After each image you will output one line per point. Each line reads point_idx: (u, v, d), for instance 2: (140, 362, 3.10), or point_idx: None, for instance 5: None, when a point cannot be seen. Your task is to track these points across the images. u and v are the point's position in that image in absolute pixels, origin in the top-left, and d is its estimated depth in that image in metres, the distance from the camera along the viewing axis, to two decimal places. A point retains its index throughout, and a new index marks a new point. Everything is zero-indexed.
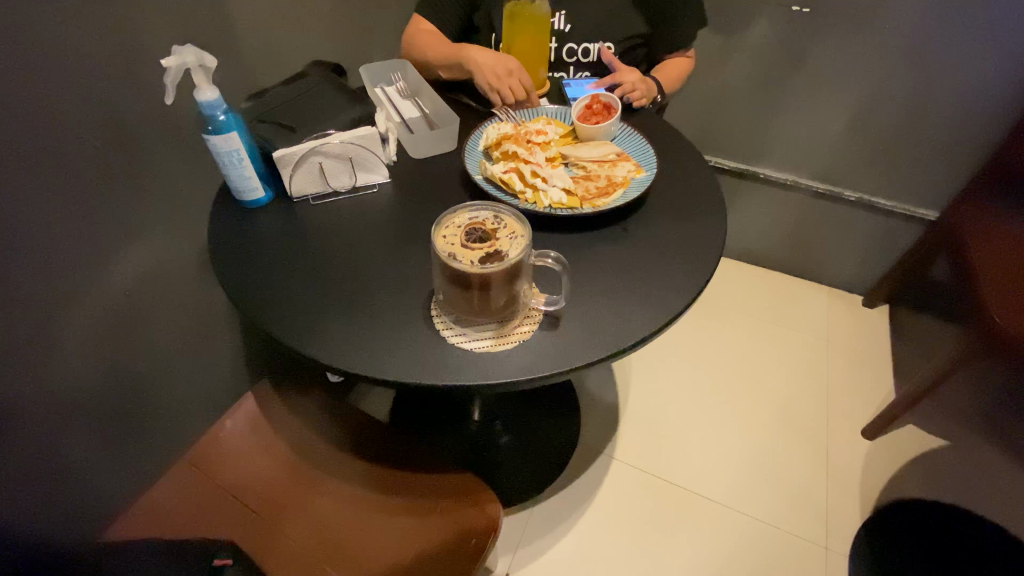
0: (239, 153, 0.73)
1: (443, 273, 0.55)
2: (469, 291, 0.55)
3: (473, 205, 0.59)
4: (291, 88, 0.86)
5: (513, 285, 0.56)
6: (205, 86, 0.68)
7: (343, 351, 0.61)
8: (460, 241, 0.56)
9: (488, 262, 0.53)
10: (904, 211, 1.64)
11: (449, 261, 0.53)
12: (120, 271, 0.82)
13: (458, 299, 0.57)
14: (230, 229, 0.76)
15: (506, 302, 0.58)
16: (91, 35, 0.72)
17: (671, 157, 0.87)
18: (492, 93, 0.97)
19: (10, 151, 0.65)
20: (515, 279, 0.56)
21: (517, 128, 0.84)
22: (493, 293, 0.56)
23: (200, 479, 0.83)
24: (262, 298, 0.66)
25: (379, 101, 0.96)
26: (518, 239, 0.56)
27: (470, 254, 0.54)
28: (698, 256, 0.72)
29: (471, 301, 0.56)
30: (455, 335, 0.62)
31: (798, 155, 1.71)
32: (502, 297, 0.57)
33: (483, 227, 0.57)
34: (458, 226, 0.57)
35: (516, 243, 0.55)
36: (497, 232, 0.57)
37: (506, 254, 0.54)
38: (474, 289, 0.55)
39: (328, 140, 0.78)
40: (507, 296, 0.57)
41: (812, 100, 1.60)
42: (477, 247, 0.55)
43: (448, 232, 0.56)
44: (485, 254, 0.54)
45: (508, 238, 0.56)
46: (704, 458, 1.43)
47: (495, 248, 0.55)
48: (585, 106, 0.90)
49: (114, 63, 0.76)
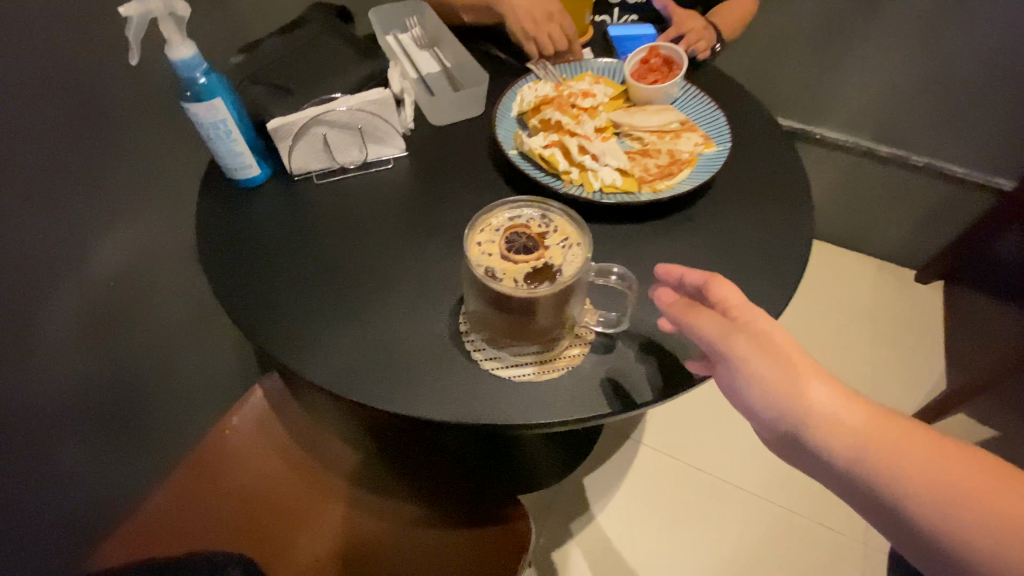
0: (226, 124, 0.60)
1: (477, 291, 0.44)
2: (509, 314, 0.44)
3: (514, 201, 0.47)
4: (288, 38, 0.71)
5: (566, 309, 0.45)
6: (178, 41, 0.55)
7: (356, 376, 0.52)
8: (499, 252, 0.44)
9: (537, 282, 0.42)
10: (976, 179, 1.46)
11: (486, 281, 0.42)
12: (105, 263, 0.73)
13: (494, 323, 0.46)
14: (222, 215, 0.65)
15: (554, 325, 0.47)
16: None
17: (742, 126, 0.72)
18: (527, 42, 0.81)
19: None
20: (569, 301, 0.45)
21: (558, 89, 0.69)
22: (540, 317, 0.44)
23: (204, 488, 0.75)
24: (259, 304, 0.57)
25: (393, 53, 0.81)
26: (574, 248, 0.44)
27: (514, 270, 0.43)
28: (778, 255, 0.59)
29: (511, 325, 0.46)
30: (490, 361, 0.52)
31: (861, 114, 1.51)
32: (550, 320, 0.46)
33: (528, 230, 0.45)
34: (496, 229, 0.46)
35: (573, 255, 0.43)
36: (547, 238, 0.45)
37: (559, 271, 0.43)
38: (516, 313, 0.44)
39: (333, 106, 0.65)
40: (556, 318, 0.46)
41: (887, 48, 1.38)
42: (522, 259, 0.43)
43: (484, 239, 0.45)
44: (533, 270, 0.43)
45: (561, 246, 0.44)
46: (736, 446, 1.35)
47: (545, 262, 0.43)
48: (641, 60, 0.75)
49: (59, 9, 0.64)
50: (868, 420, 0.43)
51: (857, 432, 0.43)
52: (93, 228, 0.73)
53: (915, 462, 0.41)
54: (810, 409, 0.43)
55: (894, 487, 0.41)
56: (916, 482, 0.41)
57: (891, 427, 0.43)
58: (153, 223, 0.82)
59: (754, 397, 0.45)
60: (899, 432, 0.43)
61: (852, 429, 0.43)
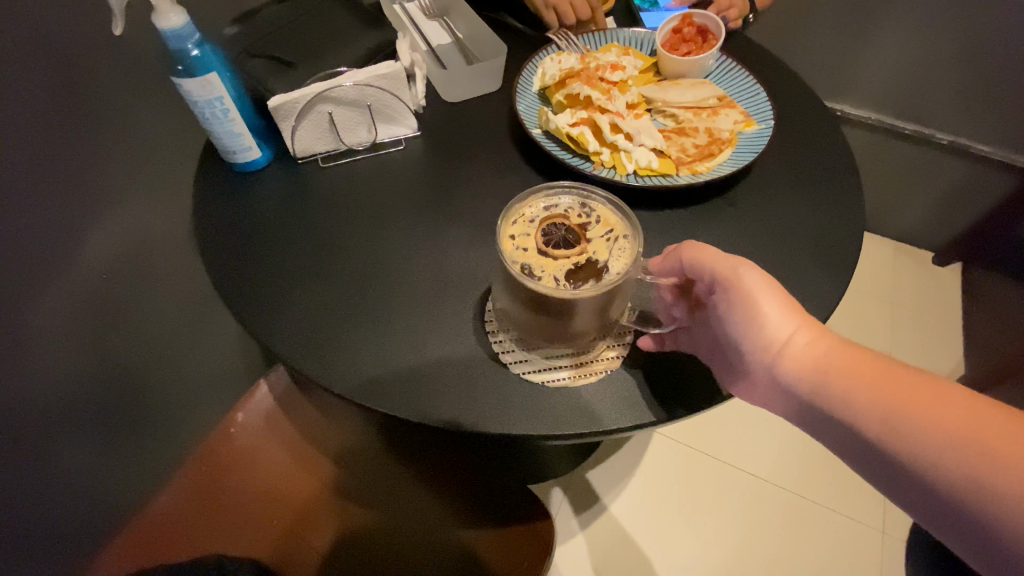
0: (223, 102, 0.55)
1: (512, 291, 0.40)
2: (547, 317, 0.40)
3: (549, 189, 0.43)
4: (287, 6, 0.65)
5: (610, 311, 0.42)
6: (167, 8, 0.50)
7: (372, 381, 0.48)
8: (535, 245, 0.40)
9: (580, 280, 0.38)
10: (1005, 157, 1.40)
11: (522, 280, 0.38)
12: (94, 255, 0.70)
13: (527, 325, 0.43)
14: (221, 202, 0.60)
15: (595, 326, 0.43)
16: None
17: (783, 102, 0.67)
18: (547, 11, 0.75)
19: None
20: (613, 300, 0.41)
21: (584, 60, 0.64)
22: (581, 318, 0.40)
23: (214, 485, 0.74)
24: (266, 303, 0.52)
25: (400, 23, 0.75)
26: (620, 242, 0.40)
27: (554, 267, 0.39)
28: (827, 245, 0.54)
29: (547, 328, 0.42)
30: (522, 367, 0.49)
31: (888, 89, 1.44)
32: (592, 322, 0.42)
33: (567, 220, 0.41)
34: (531, 219, 0.42)
35: (619, 249, 0.39)
36: (589, 230, 0.41)
37: (604, 269, 0.39)
38: (555, 315, 0.40)
39: (339, 82, 0.59)
40: (598, 319, 0.42)
41: (920, 17, 1.30)
42: (562, 255, 0.39)
43: (517, 231, 0.41)
44: (574, 266, 0.39)
45: (605, 239, 0.40)
46: (752, 433, 1.32)
47: (588, 258, 0.39)
48: (672, 30, 0.69)
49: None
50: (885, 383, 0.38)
51: (844, 369, 0.39)
52: (80, 216, 0.68)
53: (923, 414, 0.36)
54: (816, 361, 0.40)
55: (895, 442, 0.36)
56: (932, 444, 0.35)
57: (916, 386, 0.37)
58: (146, 211, 0.77)
59: (740, 332, 0.43)
60: (909, 382, 0.38)
61: (839, 366, 0.40)
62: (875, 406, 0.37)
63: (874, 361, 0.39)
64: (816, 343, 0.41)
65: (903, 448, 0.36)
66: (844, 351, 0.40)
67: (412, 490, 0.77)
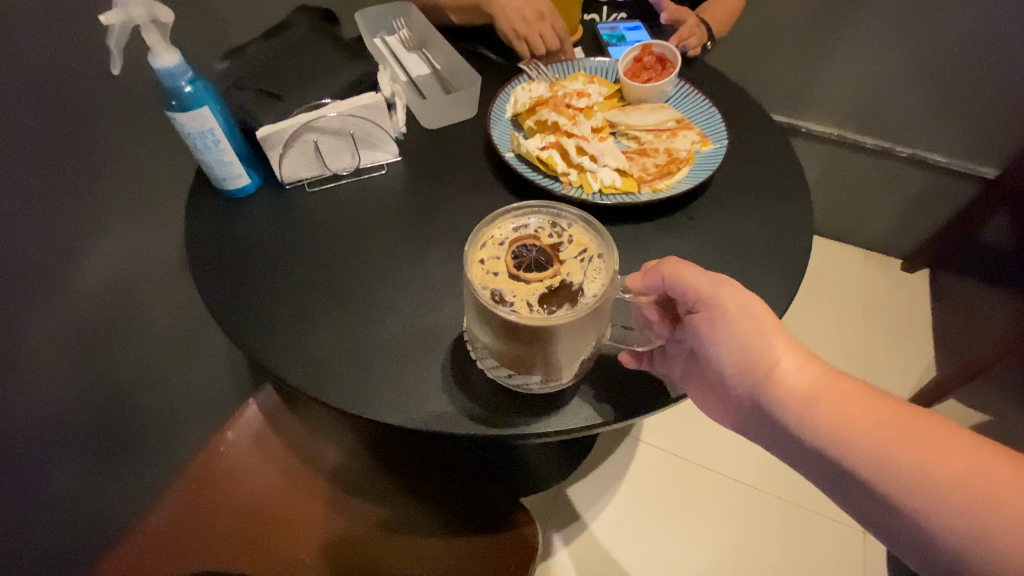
0: (214, 133, 0.59)
1: (485, 317, 0.43)
2: (523, 342, 0.43)
3: (520, 212, 0.46)
4: (273, 43, 0.70)
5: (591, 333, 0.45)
6: (162, 49, 0.54)
7: (358, 392, 0.51)
8: (507, 270, 0.43)
9: (553, 302, 0.42)
10: (960, 167, 1.49)
11: (493, 307, 0.41)
12: (87, 280, 0.73)
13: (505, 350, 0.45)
14: (211, 226, 0.63)
15: (574, 347, 0.46)
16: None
17: (739, 122, 0.72)
18: (518, 42, 0.80)
19: None
20: (596, 320, 0.44)
21: (552, 89, 0.69)
22: (559, 341, 0.43)
23: (205, 502, 0.76)
24: (258, 320, 0.55)
25: (380, 56, 0.80)
26: (594, 262, 0.44)
27: (526, 290, 0.42)
28: (780, 251, 0.59)
29: (522, 352, 0.44)
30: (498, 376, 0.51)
31: (847, 106, 1.52)
32: (570, 343, 0.45)
33: (538, 242, 0.45)
34: (501, 243, 0.45)
35: (594, 270, 0.43)
36: (562, 252, 0.44)
37: (579, 288, 0.42)
38: (531, 340, 0.42)
39: (323, 112, 0.63)
40: (577, 341, 0.45)
41: (870, 39, 1.39)
42: (536, 277, 0.43)
43: (489, 256, 0.44)
44: (549, 293, 0.43)
45: (579, 260, 0.44)
46: (734, 440, 1.36)
47: (562, 279, 0.43)
48: (634, 59, 0.74)
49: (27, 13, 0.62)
50: (900, 432, 0.40)
51: (824, 400, 0.43)
52: (73, 244, 0.70)
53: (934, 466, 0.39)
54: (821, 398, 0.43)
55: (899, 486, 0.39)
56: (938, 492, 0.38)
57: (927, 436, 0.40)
58: (137, 237, 0.79)
59: (737, 361, 0.46)
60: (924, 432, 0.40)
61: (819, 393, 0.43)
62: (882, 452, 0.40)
63: (856, 389, 0.43)
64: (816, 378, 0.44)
65: (910, 488, 0.39)
66: (814, 374, 0.44)
67: (406, 503, 0.80)
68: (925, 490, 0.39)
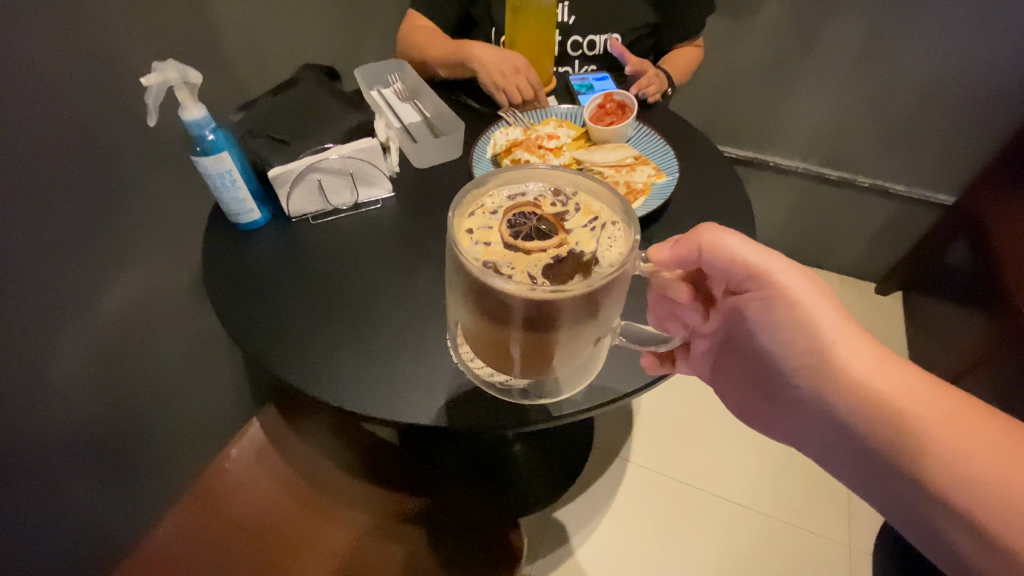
0: (231, 174, 0.68)
1: (477, 291, 0.43)
2: (521, 319, 0.43)
3: (515, 185, 0.48)
4: (283, 96, 0.80)
5: (596, 308, 0.45)
6: (191, 104, 0.63)
7: (354, 393, 0.58)
8: (505, 238, 0.44)
9: (558, 271, 0.42)
10: (916, 195, 1.61)
11: (483, 277, 0.41)
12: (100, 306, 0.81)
13: (493, 326, 0.45)
14: (226, 254, 0.71)
15: (578, 329, 0.46)
16: (55, 63, 0.70)
17: (693, 157, 0.82)
18: (498, 93, 0.92)
19: None
20: (611, 293, 0.45)
21: (526, 132, 0.80)
22: (564, 317, 0.43)
23: (208, 518, 0.80)
24: (265, 334, 0.62)
25: (377, 106, 0.91)
26: (605, 232, 0.45)
27: (527, 262, 0.43)
28: None
29: (524, 334, 0.44)
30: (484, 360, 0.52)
31: (807, 143, 1.66)
32: (573, 323, 0.44)
33: (538, 212, 0.46)
34: (494, 214, 0.46)
35: (606, 239, 0.45)
36: (568, 222, 0.46)
37: (589, 254, 0.44)
38: (532, 315, 0.42)
39: (326, 155, 0.73)
40: (580, 320, 0.45)
41: (820, 83, 1.53)
42: (539, 246, 0.43)
43: (484, 224, 0.45)
44: (549, 260, 0.43)
45: (589, 229, 0.46)
46: (721, 459, 1.40)
47: (571, 248, 0.44)
48: (598, 105, 0.85)
49: (71, 77, 0.72)
50: (961, 438, 0.43)
51: (886, 382, 0.46)
52: (89, 274, 0.79)
53: (979, 469, 0.42)
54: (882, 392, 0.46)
55: (941, 483, 0.43)
56: (980, 493, 0.41)
57: (984, 442, 0.43)
58: (149, 268, 0.88)
59: (790, 342, 0.51)
60: (981, 438, 0.43)
61: (858, 360, 0.48)
62: (931, 452, 0.43)
63: (927, 386, 0.46)
64: (886, 372, 0.47)
65: (954, 486, 0.42)
66: (857, 340, 0.49)
67: (403, 514, 0.85)
68: (967, 490, 0.42)
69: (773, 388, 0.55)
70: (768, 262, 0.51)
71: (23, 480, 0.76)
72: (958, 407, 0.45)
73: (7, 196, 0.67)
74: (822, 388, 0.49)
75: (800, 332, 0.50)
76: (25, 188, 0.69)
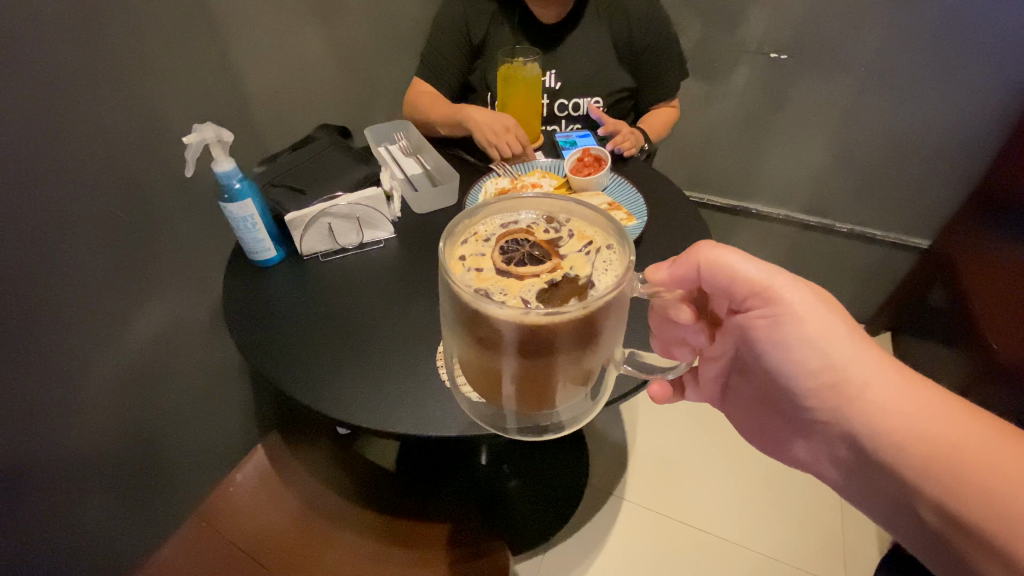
0: (253, 218, 0.78)
1: (471, 319, 0.45)
2: (517, 345, 0.44)
3: (509, 215, 0.52)
4: (301, 152, 0.91)
5: (593, 332, 0.46)
6: (222, 158, 0.74)
7: (352, 407, 0.65)
8: (499, 264, 0.47)
9: (552, 296, 0.44)
10: (892, 240, 1.69)
11: (476, 302, 0.43)
12: (119, 336, 0.90)
13: (487, 353, 0.47)
14: (244, 287, 0.80)
15: (576, 355, 0.47)
16: (107, 127, 0.82)
17: (662, 203, 0.93)
18: (491, 149, 1.04)
19: (35, 236, 0.75)
20: (610, 314, 0.46)
21: (513, 182, 0.91)
22: (560, 342, 0.44)
23: (209, 542, 0.84)
24: (274, 356, 0.70)
25: (383, 160, 1.02)
26: (599, 257, 0.48)
27: (521, 287, 0.45)
28: None
29: (522, 361, 0.46)
30: (482, 391, 0.53)
31: (785, 192, 1.76)
32: (571, 348, 0.46)
33: (532, 238, 0.49)
34: (488, 241, 0.49)
35: (602, 262, 0.47)
36: (563, 248, 0.48)
37: (584, 278, 0.46)
38: (530, 341, 0.43)
39: (337, 202, 0.83)
40: (578, 346, 0.46)
41: (792, 138, 1.66)
42: (532, 272, 0.46)
43: (478, 251, 0.48)
44: (542, 284, 0.45)
45: (584, 255, 0.48)
46: (718, 497, 1.41)
47: (566, 272, 0.46)
48: (577, 158, 0.96)
49: (122, 137, 0.85)
50: (957, 450, 0.49)
51: (893, 398, 0.52)
52: (115, 306, 0.88)
53: (969, 477, 0.48)
54: (889, 409, 0.52)
55: (934, 488, 0.50)
56: (969, 495, 0.48)
57: (979, 454, 0.49)
58: (169, 302, 0.97)
59: (798, 361, 0.56)
60: (978, 447, 0.49)
61: (869, 376, 0.53)
62: (929, 461, 0.50)
63: (931, 401, 0.51)
64: (895, 389, 0.52)
65: (946, 490, 0.49)
66: (869, 357, 0.54)
67: (398, 542, 0.88)
68: (957, 493, 0.49)
69: (783, 404, 0.61)
70: (773, 281, 0.56)
71: (42, 499, 0.82)
72: (957, 419, 0.50)
73: (53, 235, 0.77)
74: (836, 407, 0.55)
75: (811, 349, 0.55)
76: (69, 229, 0.80)
